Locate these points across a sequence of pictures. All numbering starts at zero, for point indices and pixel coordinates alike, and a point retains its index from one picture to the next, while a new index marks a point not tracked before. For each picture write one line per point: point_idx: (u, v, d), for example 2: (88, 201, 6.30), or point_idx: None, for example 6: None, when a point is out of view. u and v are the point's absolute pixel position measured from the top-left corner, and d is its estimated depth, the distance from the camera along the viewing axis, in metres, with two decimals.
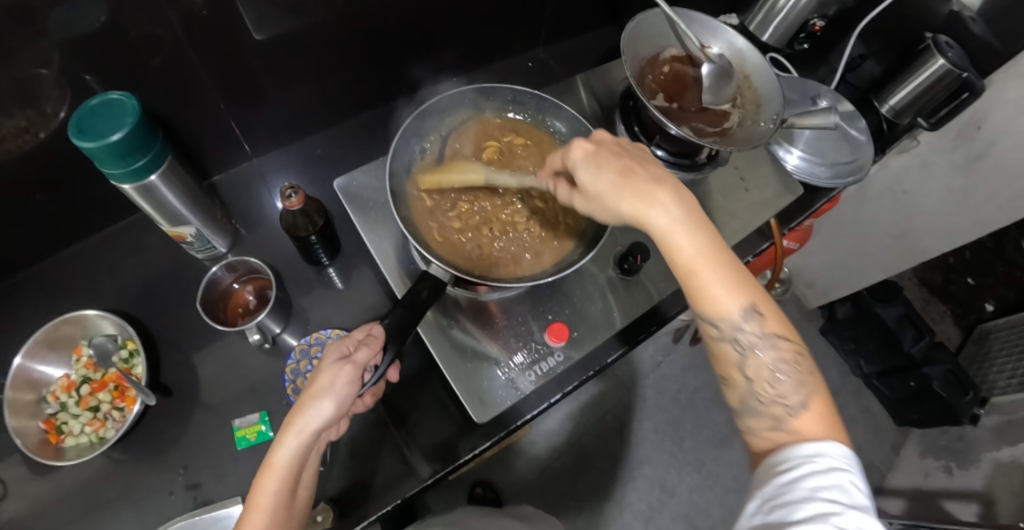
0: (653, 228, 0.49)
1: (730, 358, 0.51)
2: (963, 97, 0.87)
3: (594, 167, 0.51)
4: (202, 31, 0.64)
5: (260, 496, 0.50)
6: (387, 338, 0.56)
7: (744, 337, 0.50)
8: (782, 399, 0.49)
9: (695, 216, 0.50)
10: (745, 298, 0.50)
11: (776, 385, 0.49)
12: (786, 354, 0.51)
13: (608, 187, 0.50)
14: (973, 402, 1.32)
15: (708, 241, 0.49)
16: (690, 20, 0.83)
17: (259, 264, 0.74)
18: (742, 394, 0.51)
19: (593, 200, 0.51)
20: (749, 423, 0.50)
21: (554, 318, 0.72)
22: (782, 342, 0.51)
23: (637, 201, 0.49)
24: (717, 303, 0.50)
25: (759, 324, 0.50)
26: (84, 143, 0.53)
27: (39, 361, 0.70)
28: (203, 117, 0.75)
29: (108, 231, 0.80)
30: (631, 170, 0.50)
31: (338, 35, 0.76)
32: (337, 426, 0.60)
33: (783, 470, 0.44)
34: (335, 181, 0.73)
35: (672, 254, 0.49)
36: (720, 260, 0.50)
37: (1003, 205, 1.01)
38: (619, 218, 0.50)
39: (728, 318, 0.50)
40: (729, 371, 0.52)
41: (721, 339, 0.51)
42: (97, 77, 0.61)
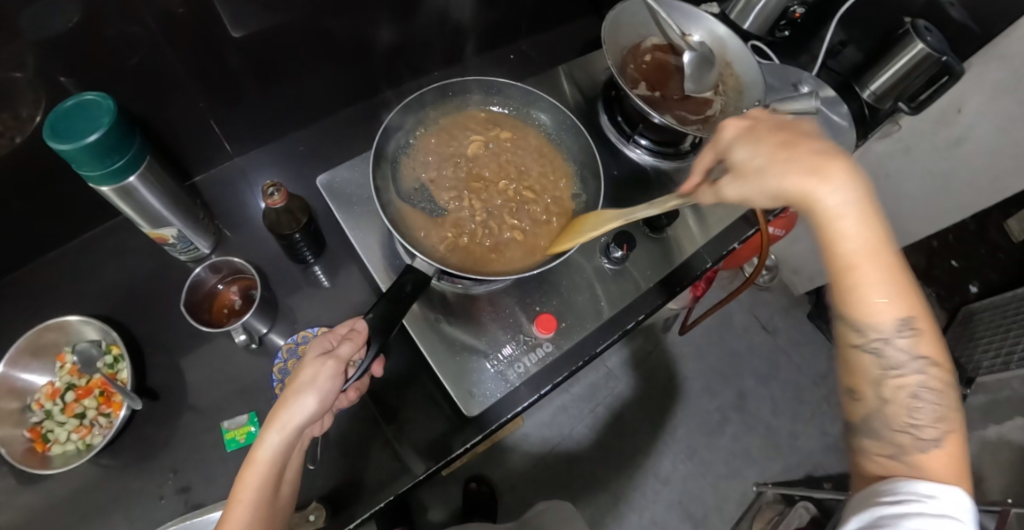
0: (822, 210, 0.45)
1: (867, 372, 0.49)
2: (943, 80, 0.89)
3: (753, 145, 0.48)
4: (179, 29, 0.63)
5: (243, 491, 0.49)
6: (372, 333, 0.57)
7: (888, 353, 0.48)
8: (913, 429, 0.47)
9: (873, 209, 0.46)
10: (904, 312, 0.47)
11: (913, 413, 0.47)
12: (932, 379, 0.48)
13: (767, 161, 0.47)
14: (959, 381, 1.35)
15: (881, 241, 0.46)
16: (670, 8, 0.83)
17: (244, 263, 0.73)
18: (868, 411, 0.49)
19: (748, 176, 0.48)
20: (866, 443, 0.49)
21: (543, 309, 0.72)
22: (932, 366, 0.48)
23: (807, 175, 0.45)
24: (869, 310, 0.47)
25: (911, 342, 0.47)
26: (60, 144, 0.52)
27: (22, 370, 0.68)
28: (183, 117, 0.74)
29: (89, 235, 0.79)
30: (794, 145, 0.47)
31: (318, 30, 0.75)
32: (321, 422, 0.61)
33: (891, 499, 0.43)
34: (318, 178, 0.73)
35: (835, 240, 0.46)
36: (889, 260, 0.46)
37: (983, 188, 1.04)
38: (770, 196, 0.47)
39: (876, 327, 0.48)
40: (861, 385, 0.50)
41: (863, 349, 0.49)
42: (73, 78, 0.60)
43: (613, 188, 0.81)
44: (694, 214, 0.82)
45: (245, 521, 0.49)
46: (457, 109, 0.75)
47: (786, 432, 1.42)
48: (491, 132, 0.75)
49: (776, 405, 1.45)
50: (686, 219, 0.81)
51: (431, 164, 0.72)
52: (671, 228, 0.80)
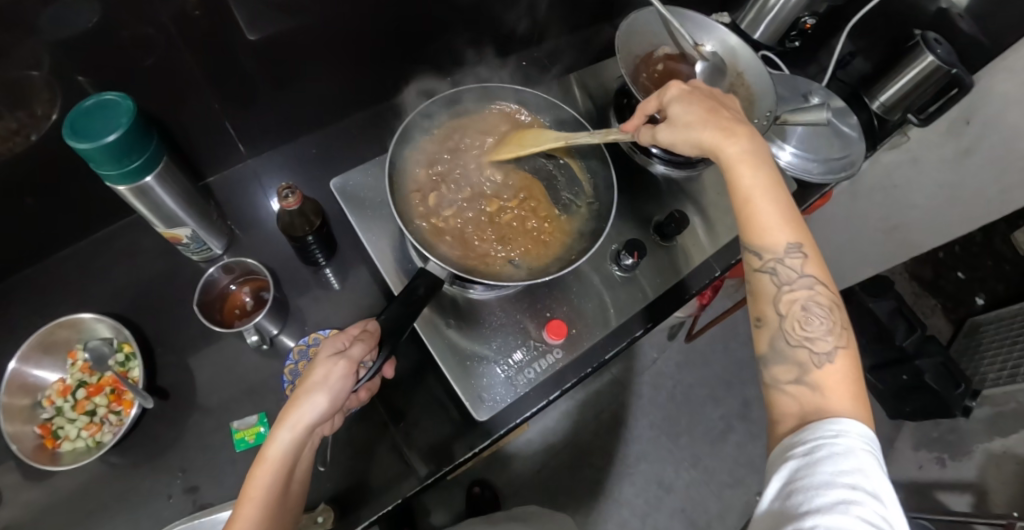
0: (726, 157, 0.52)
1: (765, 294, 0.50)
2: (953, 92, 0.89)
3: (685, 102, 0.56)
4: (194, 31, 0.63)
5: (253, 488, 0.49)
6: (385, 334, 0.57)
7: (782, 274, 0.50)
8: (809, 343, 0.48)
9: (766, 156, 0.52)
10: (796, 234, 0.50)
11: (806, 329, 0.48)
12: (823, 303, 0.49)
13: (696, 118, 0.55)
14: (965, 394, 1.33)
15: (771, 173, 0.51)
16: (683, 18, 0.83)
17: (257, 265, 0.73)
18: (771, 336, 0.50)
19: (676, 129, 0.55)
20: (774, 372, 0.49)
21: (553, 315, 0.72)
22: (821, 289, 0.50)
23: (718, 129, 0.53)
24: (766, 232, 0.50)
25: (802, 264, 0.49)
26: (79, 143, 0.52)
27: (34, 366, 0.69)
28: (198, 117, 0.75)
29: (102, 233, 0.80)
30: (716, 112, 0.55)
31: (333, 35, 0.76)
32: (332, 421, 0.60)
33: (801, 453, 0.42)
34: (331, 181, 0.73)
35: (735, 177, 0.51)
36: (778, 192, 0.51)
37: (991, 198, 1.04)
38: (695, 146, 0.54)
39: (772, 251, 0.50)
40: (763, 310, 0.51)
41: (760, 273, 0.51)
42: (89, 78, 0.61)
43: (625, 197, 0.82)
44: (703, 223, 0.82)
45: (253, 519, 0.48)
46: (468, 109, 0.75)
47: None
48: (501, 132, 0.75)
49: None
50: (695, 227, 0.82)
51: (439, 165, 0.72)
52: (682, 236, 0.81)
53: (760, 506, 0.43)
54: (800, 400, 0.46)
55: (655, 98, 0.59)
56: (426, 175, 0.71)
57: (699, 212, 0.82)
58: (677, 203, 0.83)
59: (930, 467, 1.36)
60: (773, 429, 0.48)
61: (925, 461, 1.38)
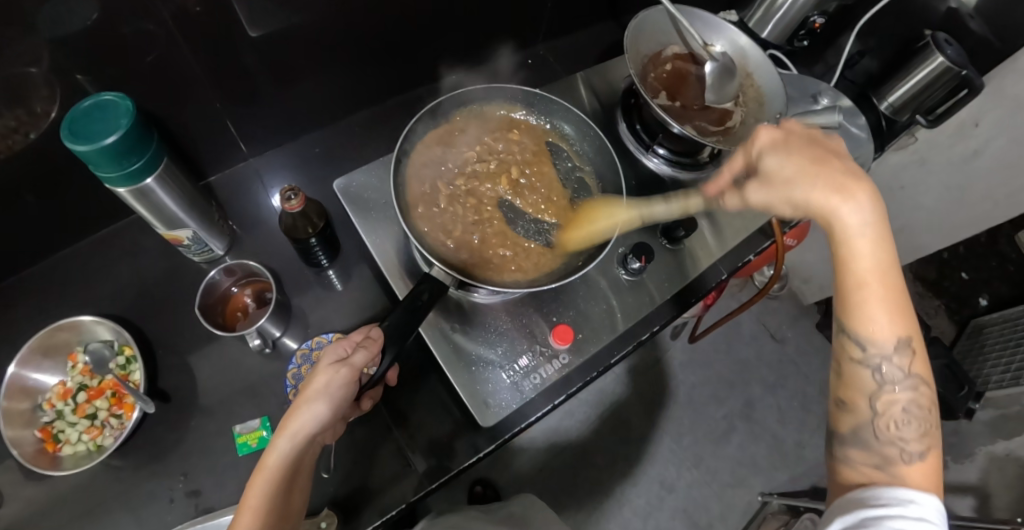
0: (839, 224, 0.49)
1: (861, 386, 0.50)
2: (962, 94, 0.88)
3: (781, 155, 0.52)
4: (194, 27, 0.62)
5: (251, 498, 0.48)
6: (387, 341, 0.56)
7: (886, 370, 0.49)
8: (901, 442, 0.48)
9: (884, 230, 0.49)
10: (903, 329, 0.48)
11: (899, 425, 0.48)
12: (919, 400, 0.49)
13: (797, 174, 0.50)
14: (968, 396, 1.33)
15: (891, 259, 0.48)
16: (692, 16, 0.82)
17: (259, 267, 0.72)
18: (857, 423, 0.50)
19: (775, 187, 0.52)
20: (851, 454, 0.49)
21: (559, 320, 0.72)
22: (920, 386, 0.49)
23: (832, 190, 0.49)
24: (871, 320, 0.49)
25: (907, 361, 0.49)
26: (77, 145, 0.51)
27: (33, 369, 0.68)
28: (199, 116, 0.74)
29: (102, 233, 0.78)
30: (823, 165, 0.51)
31: (337, 32, 0.74)
32: (335, 428, 0.60)
33: (870, 501, 0.45)
34: (335, 182, 0.72)
35: (851, 254, 0.48)
36: (895, 279, 0.48)
37: (999, 201, 1.02)
38: (795, 206, 0.51)
39: (878, 341, 0.49)
40: (854, 399, 0.50)
41: (860, 362, 0.50)
42: (88, 76, 0.60)
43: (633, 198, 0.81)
44: (711, 226, 0.81)
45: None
46: (472, 111, 0.74)
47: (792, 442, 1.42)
48: (507, 136, 0.75)
49: (783, 415, 1.44)
50: (703, 230, 0.81)
51: (445, 170, 0.71)
52: (689, 239, 0.80)
53: None
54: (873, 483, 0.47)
55: (748, 145, 0.54)
56: (431, 176, 0.70)
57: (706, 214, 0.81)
58: None
59: None
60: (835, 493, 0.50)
61: None
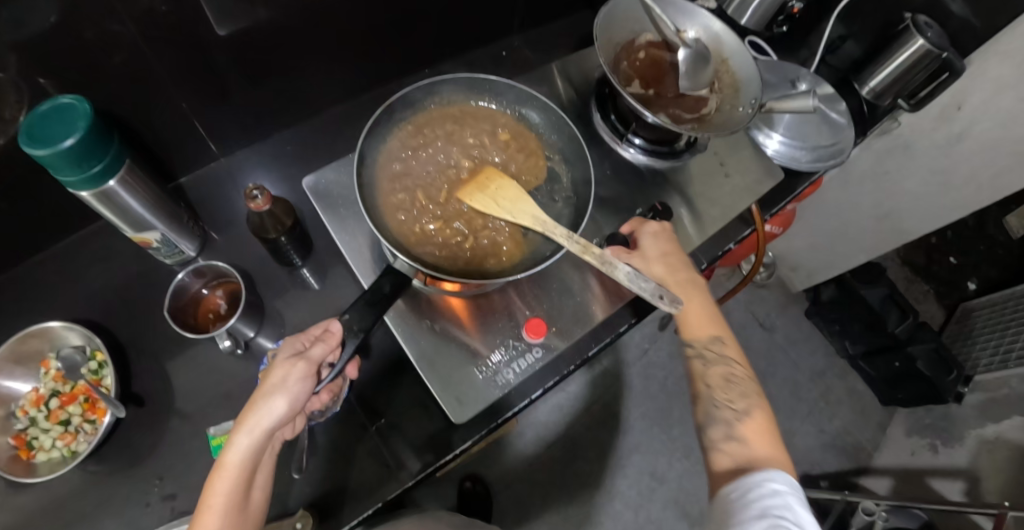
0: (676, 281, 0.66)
1: (699, 376, 0.63)
2: (943, 77, 0.87)
3: (648, 235, 0.70)
4: (158, 28, 0.61)
5: (212, 496, 0.49)
6: (346, 334, 0.55)
7: (710, 357, 0.64)
8: (732, 405, 0.60)
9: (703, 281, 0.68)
10: (715, 328, 0.65)
11: (728, 393, 0.61)
12: (739, 379, 0.63)
13: (654, 247, 0.69)
14: (957, 380, 1.33)
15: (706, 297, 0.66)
16: (665, 3, 0.81)
17: (228, 267, 0.71)
18: (706, 409, 0.61)
19: (645, 257, 0.68)
20: (710, 435, 0.59)
21: (532, 314, 0.71)
22: (737, 368, 0.64)
23: (671, 260, 0.67)
24: (700, 330, 0.65)
25: (725, 350, 0.64)
26: (35, 150, 0.51)
27: (5, 377, 0.67)
28: (168, 117, 0.73)
29: (74, 238, 0.78)
30: (672, 252, 0.69)
31: (304, 29, 0.74)
32: (294, 424, 0.59)
33: (736, 496, 0.50)
34: (304, 179, 0.71)
35: (678, 292, 0.66)
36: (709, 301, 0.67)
37: (983, 185, 1.02)
38: (654, 272, 0.67)
39: (703, 342, 0.65)
40: (698, 391, 0.63)
41: (694, 358, 0.65)
42: (52, 79, 0.59)
43: (608, 190, 0.81)
44: (691, 215, 0.82)
45: (217, 523, 0.48)
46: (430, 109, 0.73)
47: None
48: (468, 128, 0.74)
49: None
50: (682, 219, 0.82)
51: (413, 170, 0.70)
52: None
53: None
54: (731, 455, 0.56)
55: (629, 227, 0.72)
56: (400, 168, 0.69)
57: (685, 203, 0.83)
58: (660, 195, 0.82)
59: (922, 454, 1.36)
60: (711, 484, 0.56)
61: (920, 448, 1.37)
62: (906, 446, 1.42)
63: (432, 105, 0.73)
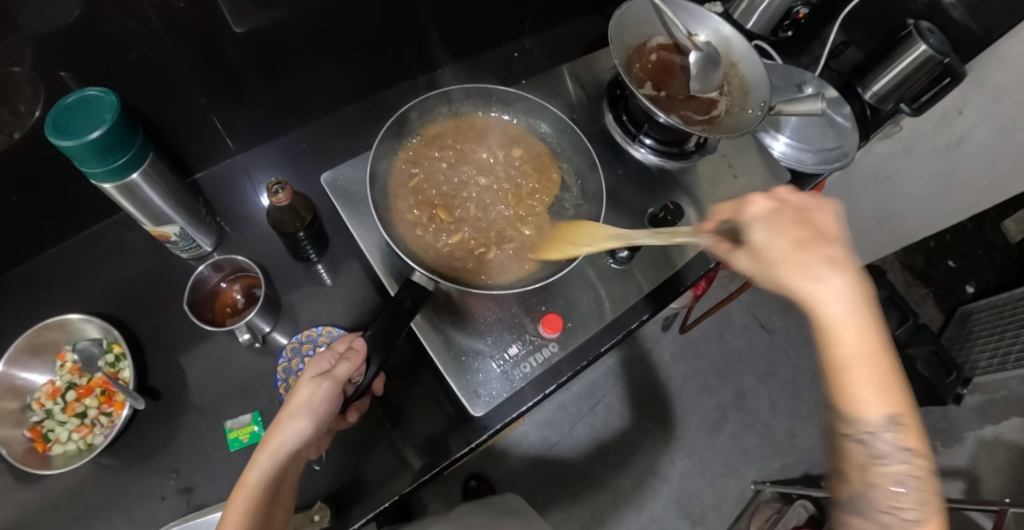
0: (821, 314, 0.40)
1: (852, 462, 0.40)
2: (946, 82, 0.89)
3: (773, 227, 0.42)
4: (178, 24, 0.62)
5: (228, 519, 0.45)
6: (371, 351, 0.56)
7: (876, 445, 0.39)
8: (900, 514, 0.38)
9: (870, 310, 0.41)
10: (892, 404, 0.39)
11: (896, 497, 0.39)
12: (916, 478, 0.39)
13: (782, 255, 0.41)
14: (956, 382, 1.34)
15: (876, 336, 0.40)
16: (676, 7, 0.83)
17: (247, 261, 0.72)
18: (850, 496, 0.40)
19: (760, 263, 0.42)
20: (847, 523, 0.40)
21: (548, 309, 0.72)
22: (916, 460, 0.40)
23: (810, 276, 0.40)
24: (861, 401, 0.39)
25: (899, 438, 0.39)
26: (61, 140, 0.51)
27: (22, 368, 0.68)
28: (185, 112, 0.73)
29: (90, 232, 0.78)
30: (811, 244, 0.41)
31: (322, 27, 0.75)
32: (313, 450, 0.58)
33: None
34: (322, 175, 0.72)
35: (829, 338, 0.40)
36: (881, 354, 0.40)
37: (984, 187, 1.05)
38: (774, 285, 0.41)
39: (866, 422, 0.39)
40: (847, 473, 0.41)
41: (850, 439, 0.40)
42: (73, 73, 0.60)
43: (619, 190, 0.83)
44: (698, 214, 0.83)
45: None
46: (437, 125, 0.74)
47: (784, 430, 1.43)
48: (476, 144, 0.75)
49: (774, 404, 1.46)
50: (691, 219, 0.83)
51: (423, 185, 0.71)
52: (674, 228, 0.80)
53: None
54: None
55: (732, 210, 0.44)
56: (417, 176, 0.71)
57: (693, 203, 0.84)
58: (671, 195, 0.83)
59: None
60: None
61: None
62: None
63: (439, 119, 0.74)
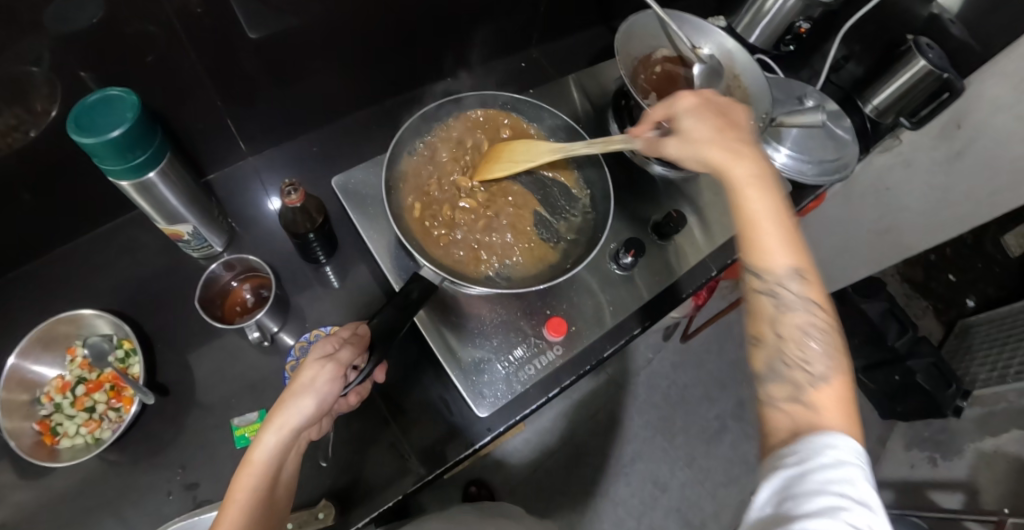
0: (733, 177, 0.53)
1: (764, 315, 0.50)
2: (943, 96, 0.91)
3: (697, 117, 0.57)
4: (197, 28, 0.64)
5: (237, 491, 0.49)
6: (375, 337, 0.58)
7: (784, 296, 0.49)
8: (806, 366, 0.47)
9: (772, 184, 0.53)
10: (797, 259, 0.49)
11: (804, 353, 0.48)
12: (822, 328, 0.49)
13: (706, 136, 0.56)
14: (956, 394, 1.34)
15: (779, 196, 0.51)
16: (681, 22, 0.85)
17: (259, 262, 0.74)
18: (768, 358, 0.49)
19: (687, 143, 0.57)
20: (769, 391, 0.48)
21: (554, 313, 0.74)
22: (819, 314, 0.49)
23: (725, 152, 0.54)
24: (766, 253, 0.50)
25: (802, 287, 0.49)
26: (84, 138, 0.52)
27: (33, 361, 0.69)
28: (200, 115, 0.75)
29: (101, 230, 0.80)
30: (728, 130, 0.56)
31: (336, 34, 0.77)
32: (317, 427, 0.60)
33: (794, 462, 0.40)
34: (333, 179, 0.74)
35: (741, 198, 0.51)
36: (785, 215, 0.51)
37: (982, 202, 1.06)
38: (702, 162, 0.56)
39: (774, 271, 0.49)
40: (761, 332, 0.50)
41: (760, 293, 0.50)
42: (92, 73, 0.61)
43: (624, 197, 0.84)
44: (701, 222, 0.84)
45: (234, 522, 0.48)
46: (436, 136, 0.75)
47: None
48: (478, 148, 0.76)
49: None
50: (692, 227, 0.84)
51: (436, 195, 0.72)
52: (677, 236, 0.82)
53: (745, 519, 0.41)
54: (791, 417, 0.45)
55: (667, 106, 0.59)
56: (431, 173, 0.73)
57: (695, 212, 0.84)
58: (674, 204, 0.84)
59: (922, 467, 1.37)
60: (764, 442, 0.46)
61: (918, 461, 1.39)
62: (905, 459, 1.44)
63: (438, 132, 0.75)
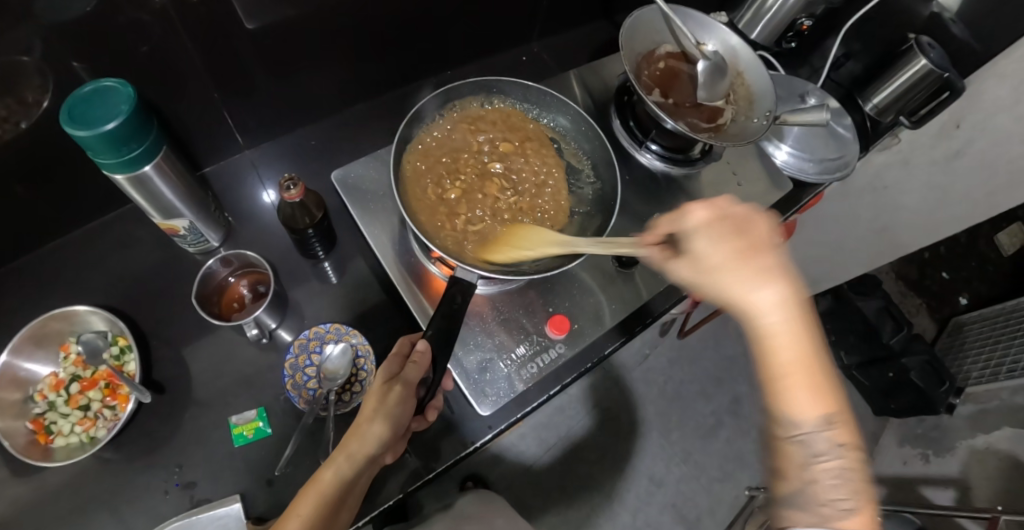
0: (755, 319, 0.42)
1: (794, 464, 0.40)
2: (943, 96, 0.90)
3: (712, 237, 0.44)
4: (194, 18, 0.62)
5: (300, 507, 0.50)
6: (437, 353, 0.59)
7: (813, 444, 0.40)
8: (836, 506, 0.38)
9: (809, 321, 0.42)
10: (826, 405, 0.40)
11: (834, 491, 0.39)
12: (849, 469, 0.40)
13: (724, 262, 0.44)
14: (950, 391, 1.37)
15: (809, 345, 0.41)
16: (686, 17, 0.84)
17: (257, 258, 0.72)
18: (785, 497, 0.40)
19: (699, 270, 0.45)
20: (790, 522, 0.39)
21: (555, 310, 0.73)
22: (850, 454, 0.40)
23: (746, 284, 0.42)
24: (796, 405, 0.40)
25: (830, 436, 0.40)
26: (76, 131, 0.51)
27: (26, 359, 0.67)
28: (195, 107, 0.73)
29: (95, 224, 0.78)
30: (749, 252, 0.44)
31: (335, 25, 0.75)
32: (394, 452, 0.60)
33: None
34: (333, 172, 0.73)
35: (769, 350, 0.41)
36: (820, 360, 0.41)
37: (978, 201, 1.06)
38: (715, 296, 0.44)
39: (800, 423, 0.40)
40: (785, 471, 0.41)
41: (789, 442, 0.40)
42: (85, 64, 0.60)
43: (626, 194, 0.83)
44: None
45: None
46: (431, 137, 0.73)
47: None
48: (474, 146, 0.75)
49: None
50: None
51: (449, 191, 0.71)
52: None
53: None
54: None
55: (672, 220, 0.46)
56: (437, 159, 0.73)
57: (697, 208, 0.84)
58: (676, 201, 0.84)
59: (914, 463, 1.39)
60: None
61: (909, 457, 1.40)
62: (898, 455, 1.45)
63: (432, 131, 0.73)
